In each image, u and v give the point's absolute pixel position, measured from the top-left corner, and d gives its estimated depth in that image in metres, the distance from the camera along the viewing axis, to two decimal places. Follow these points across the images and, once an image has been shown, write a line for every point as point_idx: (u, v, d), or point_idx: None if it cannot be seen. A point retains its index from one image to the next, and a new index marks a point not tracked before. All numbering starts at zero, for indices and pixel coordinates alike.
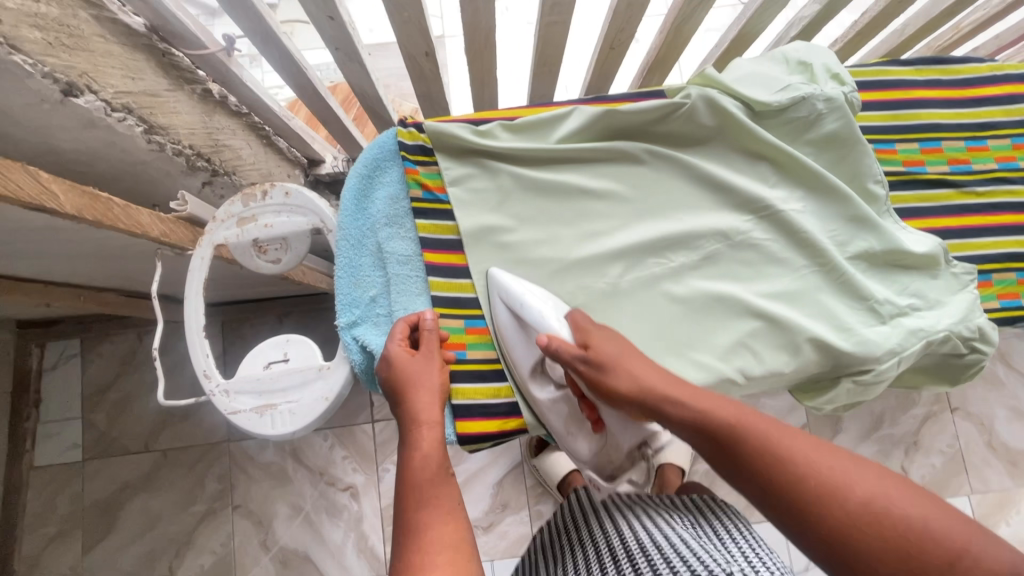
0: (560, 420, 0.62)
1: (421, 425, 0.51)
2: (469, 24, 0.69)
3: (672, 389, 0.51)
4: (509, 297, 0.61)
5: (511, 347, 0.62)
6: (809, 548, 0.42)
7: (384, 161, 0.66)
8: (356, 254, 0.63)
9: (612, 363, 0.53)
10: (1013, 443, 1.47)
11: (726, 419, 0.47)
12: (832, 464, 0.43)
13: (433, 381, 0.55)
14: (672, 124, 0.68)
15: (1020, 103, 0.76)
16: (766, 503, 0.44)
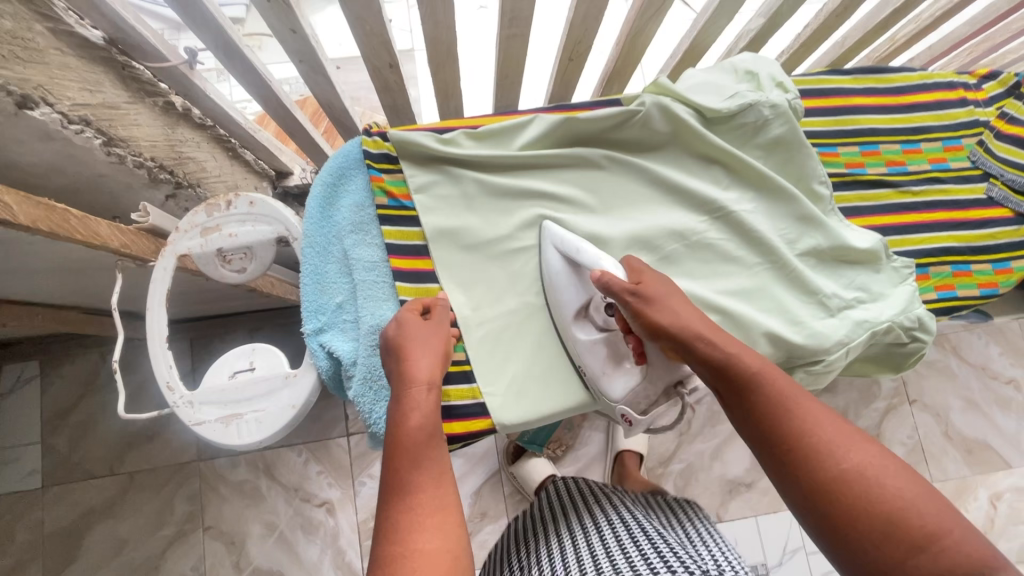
0: (599, 360, 0.62)
1: (418, 385, 0.53)
2: (430, 37, 0.71)
3: (710, 330, 0.56)
4: (564, 242, 0.64)
5: (557, 289, 0.65)
6: (797, 495, 0.49)
7: (349, 169, 0.66)
8: (321, 261, 0.63)
9: (657, 297, 0.58)
10: (968, 432, 1.54)
11: (751, 366, 0.54)
12: (836, 430, 0.49)
13: (437, 347, 0.57)
14: (629, 130, 0.70)
15: (948, 109, 0.82)
16: (772, 443, 0.51)
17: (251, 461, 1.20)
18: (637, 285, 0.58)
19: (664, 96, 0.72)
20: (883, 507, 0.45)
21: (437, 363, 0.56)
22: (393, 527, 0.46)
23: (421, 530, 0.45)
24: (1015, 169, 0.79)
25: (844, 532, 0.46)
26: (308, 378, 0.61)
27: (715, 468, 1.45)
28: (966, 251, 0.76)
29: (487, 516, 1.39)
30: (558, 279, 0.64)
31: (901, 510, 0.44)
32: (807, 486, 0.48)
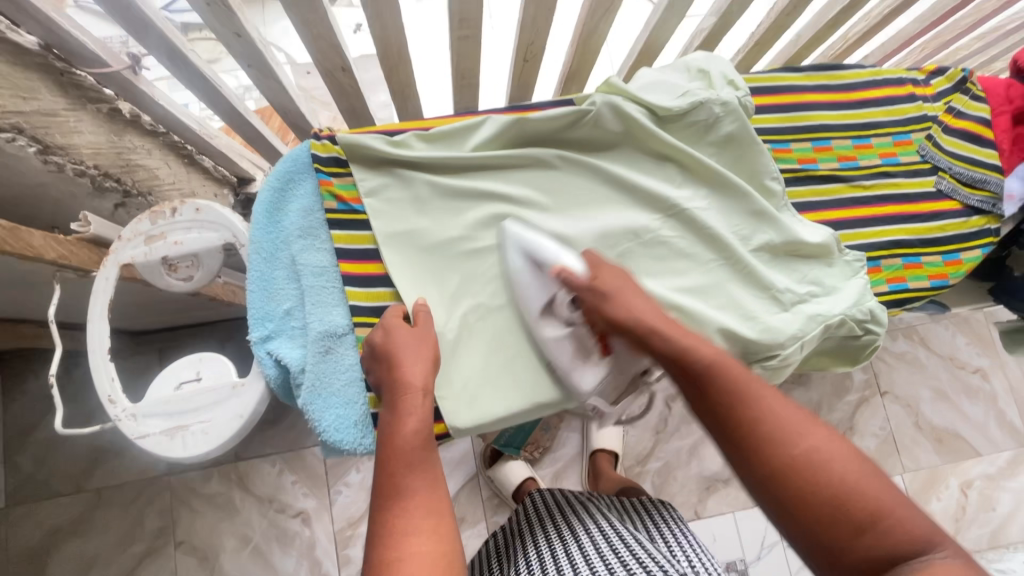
0: (566, 353, 0.65)
1: (410, 391, 0.55)
2: (380, 39, 0.71)
3: (663, 324, 0.59)
4: (525, 242, 0.65)
5: (521, 288, 0.66)
6: (750, 479, 0.51)
7: (298, 173, 0.65)
8: (268, 268, 0.63)
9: (612, 292, 0.61)
10: (938, 422, 1.57)
11: (705, 355, 0.55)
12: (789, 418, 0.51)
13: (426, 353, 0.58)
14: (581, 130, 0.70)
15: (898, 104, 0.84)
16: (726, 433, 0.53)
17: (222, 473, 1.18)
18: (593, 280, 0.62)
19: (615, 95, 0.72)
20: (828, 491, 0.47)
21: (429, 369, 0.57)
22: (388, 529, 0.47)
23: (413, 536, 0.46)
24: (962, 163, 0.80)
25: (794, 517, 0.48)
26: (255, 388, 0.60)
27: (693, 466, 1.46)
28: (916, 243, 0.77)
29: (466, 521, 1.38)
30: (522, 280, 0.65)
31: (845, 493, 0.46)
32: (760, 474, 0.50)
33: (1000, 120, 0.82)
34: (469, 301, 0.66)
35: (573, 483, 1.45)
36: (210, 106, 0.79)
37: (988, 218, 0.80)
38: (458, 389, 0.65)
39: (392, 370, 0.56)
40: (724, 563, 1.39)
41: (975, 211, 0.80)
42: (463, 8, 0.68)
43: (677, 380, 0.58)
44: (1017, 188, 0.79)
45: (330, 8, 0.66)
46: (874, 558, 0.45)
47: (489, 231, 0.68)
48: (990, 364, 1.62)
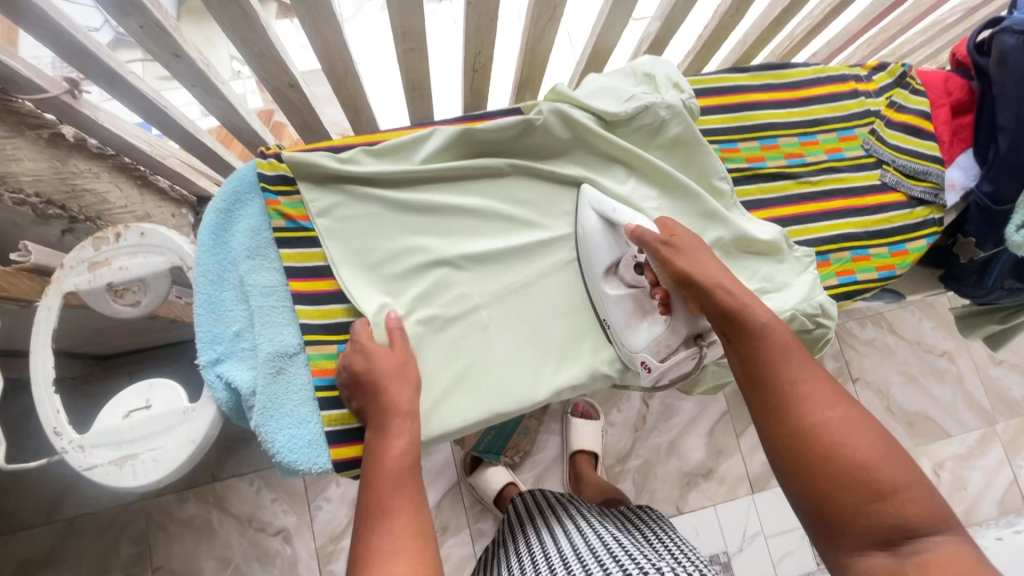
0: (622, 312, 0.67)
1: (400, 416, 0.56)
2: (324, 55, 0.71)
3: (731, 284, 0.60)
4: (601, 203, 0.68)
5: (592, 245, 0.68)
6: (775, 433, 0.55)
7: (244, 193, 0.65)
8: (216, 290, 0.62)
9: (681, 248, 0.62)
10: (909, 406, 1.61)
11: (763, 318, 0.58)
12: (823, 390, 0.55)
13: (412, 377, 0.60)
14: (530, 138, 0.71)
15: (841, 101, 0.87)
16: (759, 390, 0.58)
17: (199, 495, 1.15)
18: (670, 237, 0.63)
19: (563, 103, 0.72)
20: (852, 459, 0.50)
21: (412, 394, 0.58)
22: (374, 547, 0.49)
23: (397, 558, 0.47)
24: (906, 155, 0.82)
25: (813, 477, 0.52)
26: (207, 412, 0.59)
27: (672, 462, 1.47)
28: (864, 236, 0.79)
29: (450, 529, 1.38)
30: (594, 237, 0.68)
31: (868, 464, 0.50)
32: (791, 431, 0.54)
33: (940, 113, 0.84)
34: (423, 315, 0.66)
35: (554, 485, 1.45)
36: (159, 128, 0.78)
37: (931, 207, 0.83)
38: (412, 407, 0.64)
39: (375, 392, 0.57)
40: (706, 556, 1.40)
41: (919, 201, 0.83)
42: (407, 22, 0.68)
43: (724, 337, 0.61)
44: (958, 177, 0.82)
45: (270, 27, 0.66)
46: (885, 525, 0.48)
47: (444, 241, 0.68)
48: (955, 347, 1.66)
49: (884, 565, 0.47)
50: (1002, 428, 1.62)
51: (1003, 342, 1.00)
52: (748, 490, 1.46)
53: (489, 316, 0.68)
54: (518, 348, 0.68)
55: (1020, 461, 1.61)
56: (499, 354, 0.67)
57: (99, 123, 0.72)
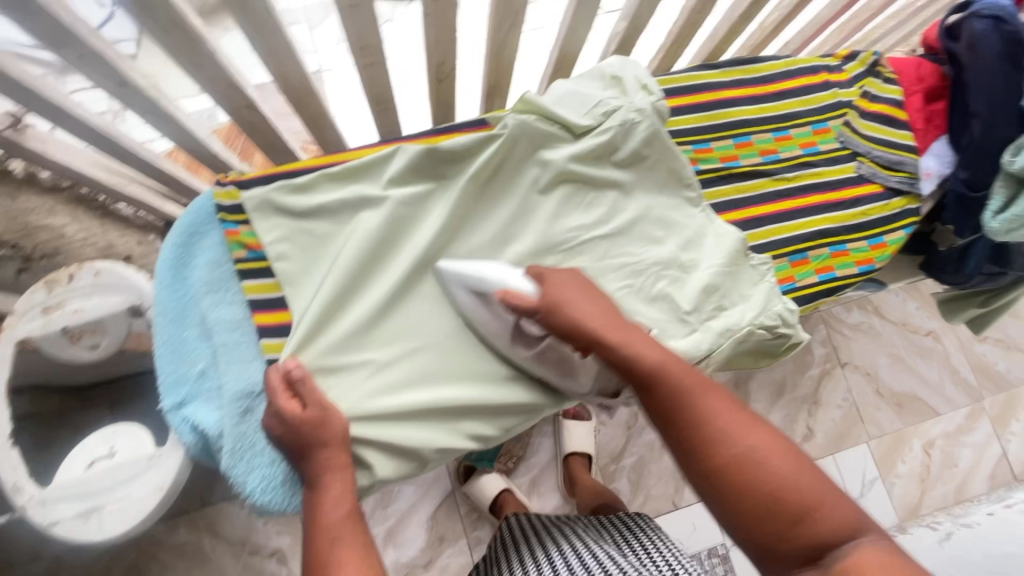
0: (550, 370, 0.64)
1: (333, 469, 0.53)
2: (278, 75, 0.68)
3: (604, 329, 0.58)
4: (463, 278, 0.61)
5: (480, 322, 0.63)
6: (695, 477, 0.55)
7: (202, 225, 0.63)
8: (178, 329, 0.60)
9: (553, 305, 0.59)
10: (897, 387, 1.61)
11: (652, 362, 0.57)
12: (727, 421, 0.54)
13: (337, 428, 0.54)
14: (501, 154, 0.67)
15: (814, 94, 0.86)
16: (671, 434, 0.56)
17: (189, 521, 1.12)
18: (540, 295, 0.59)
19: (533, 112, 0.69)
20: (771, 490, 0.51)
21: (342, 447, 0.54)
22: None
23: None
24: (880, 146, 0.82)
25: (735, 512, 0.52)
26: (174, 456, 0.57)
27: (666, 457, 1.46)
28: (842, 231, 0.78)
29: (447, 538, 1.36)
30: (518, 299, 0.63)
31: (785, 492, 0.51)
32: (704, 471, 0.54)
33: (913, 99, 0.83)
34: (378, 345, 0.61)
35: (550, 489, 1.43)
36: (113, 155, 0.75)
37: (907, 198, 0.82)
38: (372, 441, 0.58)
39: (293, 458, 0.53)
40: (704, 550, 1.40)
41: (896, 191, 0.82)
42: (363, 37, 0.66)
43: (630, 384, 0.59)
44: (933, 165, 0.81)
45: (218, 49, 0.63)
46: (810, 543, 0.50)
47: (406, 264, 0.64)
48: (941, 326, 1.66)
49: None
50: (989, 404, 1.64)
51: (985, 325, 0.99)
52: None
53: (457, 341, 0.63)
54: (486, 376, 0.63)
55: (1008, 434, 1.62)
56: (464, 384, 0.62)
57: (51, 156, 0.69)
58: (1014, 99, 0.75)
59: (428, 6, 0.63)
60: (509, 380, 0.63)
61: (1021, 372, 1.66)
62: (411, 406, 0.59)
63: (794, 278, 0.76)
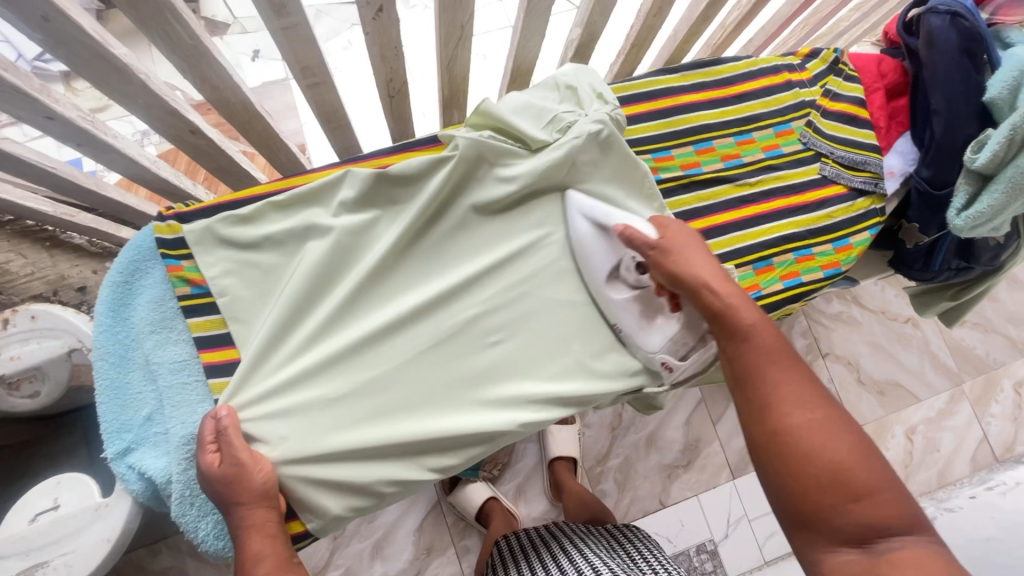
0: (632, 316, 0.66)
1: (252, 527, 0.52)
2: (217, 100, 0.66)
3: (714, 281, 0.60)
4: (592, 212, 0.66)
5: (589, 254, 0.67)
6: (759, 436, 0.54)
7: (143, 261, 0.60)
8: (120, 373, 0.58)
9: (670, 249, 0.62)
10: (878, 375, 1.62)
11: (747, 319, 0.58)
12: (805, 394, 0.53)
13: (256, 483, 0.53)
14: (454, 178, 0.65)
15: (775, 94, 0.85)
16: (746, 392, 0.56)
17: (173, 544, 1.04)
18: (661, 239, 0.63)
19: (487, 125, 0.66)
20: (823, 463, 0.50)
21: (263, 504, 0.53)
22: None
23: None
24: (843, 146, 0.80)
25: (792, 475, 0.51)
26: (119, 506, 0.55)
27: (652, 456, 1.43)
28: (806, 235, 0.78)
29: (435, 551, 1.31)
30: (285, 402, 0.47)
31: (845, 468, 0.49)
32: (771, 430, 0.53)
33: (874, 97, 0.83)
34: (331, 378, 0.60)
35: (536, 494, 1.38)
36: (52, 187, 0.72)
37: (872, 198, 0.81)
38: (322, 480, 0.57)
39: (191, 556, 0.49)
40: (693, 547, 1.37)
41: (860, 192, 0.81)
42: (302, 59, 0.64)
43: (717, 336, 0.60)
44: (897, 164, 0.81)
45: (151, 77, 0.61)
46: (857, 524, 0.48)
47: (360, 295, 0.62)
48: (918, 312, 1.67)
49: (854, 562, 0.48)
50: (969, 387, 1.65)
51: (958, 317, 0.99)
52: (729, 476, 1.43)
53: (417, 371, 0.62)
54: (448, 406, 0.62)
55: (987, 417, 1.64)
56: (424, 415, 0.61)
57: None
58: (975, 95, 0.73)
59: (366, 25, 0.61)
60: (472, 408, 0.62)
61: (999, 354, 1.68)
62: (371, 441, 0.58)
63: (758, 285, 0.76)
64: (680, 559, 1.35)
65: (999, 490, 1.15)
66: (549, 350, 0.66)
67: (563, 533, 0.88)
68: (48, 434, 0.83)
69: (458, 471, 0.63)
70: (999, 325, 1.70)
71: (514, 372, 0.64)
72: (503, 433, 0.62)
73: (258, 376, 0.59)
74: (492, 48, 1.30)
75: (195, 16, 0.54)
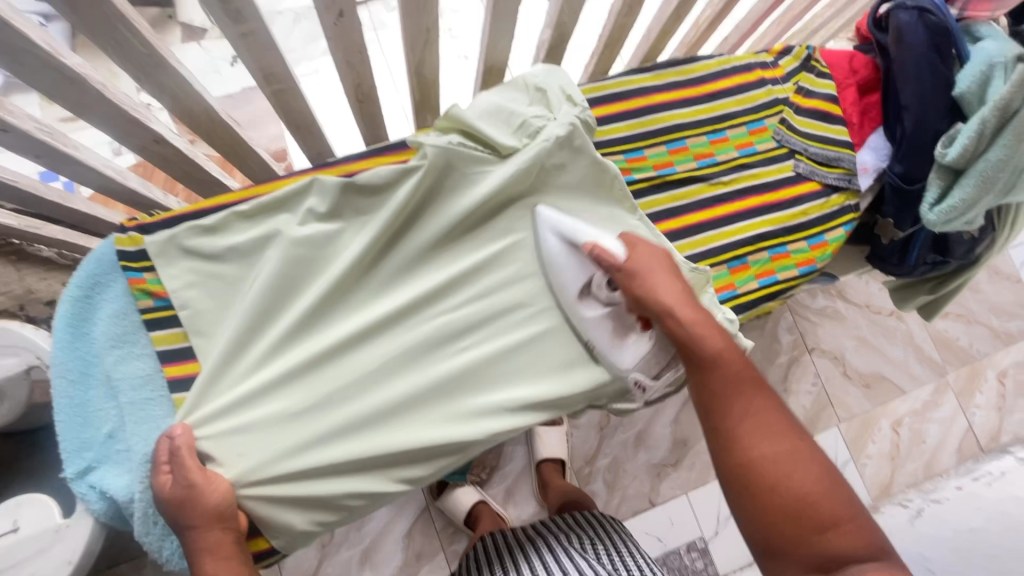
0: (605, 334, 0.66)
1: (207, 550, 0.52)
2: (179, 107, 0.65)
3: (681, 309, 0.62)
4: (560, 226, 0.65)
5: (556, 271, 0.66)
6: (725, 467, 0.56)
7: (103, 275, 0.59)
8: (80, 390, 0.57)
9: (641, 273, 0.63)
10: (864, 368, 1.62)
11: (714, 349, 0.60)
12: (769, 423, 0.56)
13: (210, 506, 0.53)
14: (421, 184, 0.63)
15: (748, 92, 0.84)
16: (713, 423, 0.58)
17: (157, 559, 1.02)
18: (627, 261, 0.63)
19: (456, 130, 0.66)
20: (791, 494, 0.52)
21: (217, 526, 0.53)
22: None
23: None
24: (816, 143, 0.81)
25: (758, 505, 0.53)
26: (81, 527, 0.55)
27: (641, 455, 1.42)
28: (781, 233, 0.78)
29: (424, 557, 1.30)
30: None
31: (810, 498, 0.52)
32: (737, 460, 0.55)
33: (846, 94, 0.83)
34: (295, 390, 0.59)
35: (525, 496, 1.37)
36: (12, 200, 0.70)
37: (845, 194, 0.81)
38: (282, 496, 0.57)
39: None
40: (683, 545, 1.37)
41: (834, 188, 0.81)
42: (265, 65, 0.63)
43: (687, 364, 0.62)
44: (870, 159, 0.81)
45: (108, 87, 0.59)
46: (823, 552, 0.50)
47: (323, 307, 0.61)
48: None
49: None
50: (954, 378, 1.66)
51: (935, 311, 0.99)
52: None
53: (383, 383, 0.61)
54: (414, 418, 0.61)
55: (973, 407, 1.65)
56: (390, 428, 0.60)
57: None
58: (945, 91, 0.73)
59: (328, 30, 0.60)
60: (439, 419, 0.62)
61: (983, 344, 1.69)
62: (337, 458, 0.58)
63: (734, 285, 0.76)
64: (671, 557, 1.36)
65: (984, 481, 1.15)
66: (520, 357, 0.66)
67: (547, 527, 0.87)
68: (23, 450, 0.79)
69: (424, 481, 0.62)
70: (983, 316, 1.71)
71: (483, 382, 0.64)
72: (471, 444, 0.62)
73: (219, 389, 0.58)
74: (469, 51, 1.30)
75: (147, 23, 0.53)
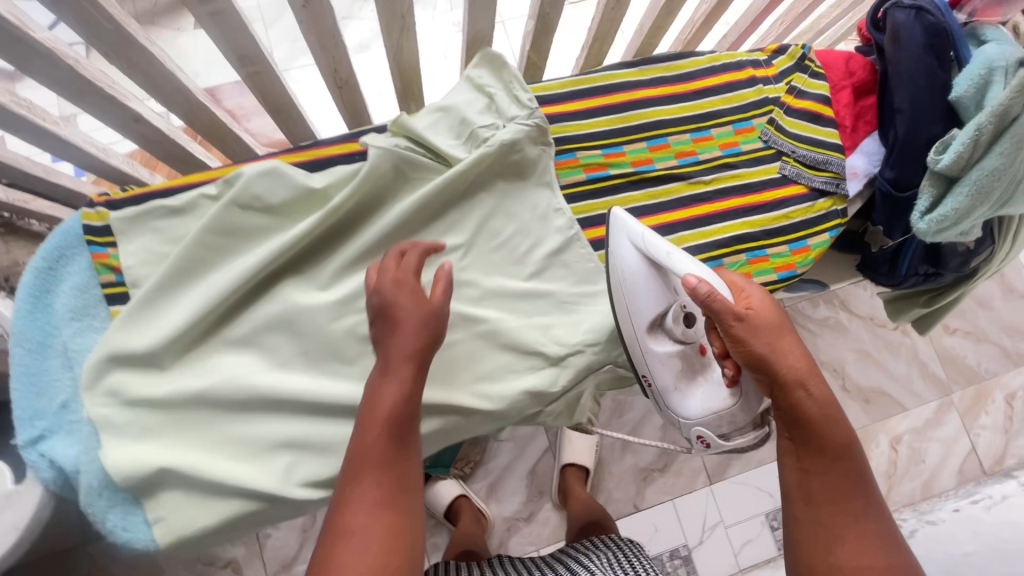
0: (674, 374, 0.88)
1: (388, 372, 0.70)
2: (153, 80, 0.68)
3: (802, 373, 0.74)
4: (637, 240, 0.85)
5: (636, 294, 0.86)
6: (802, 543, 0.72)
7: (67, 249, 0.84)
8: (38, 358, 0.80)
9: (752, 328, 0.75)
10: (864, 382, 1.58)
11: (842, 440, 0.73)
12: (880, 530, 0.70)
13: (417, 316, 0.72)
14: (366, 180, 0.89)
15: (736, 92, 0.99)
16: (806, 505, 0.73)
17: None
18: (746, 313, 0.75)
19: (404, 132, 0.91)
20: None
21: (410, 362, 0.70)
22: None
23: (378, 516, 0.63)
24: (804, 144, 0.94)
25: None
26: (30, 494, 0.73)
27: (627, 459, 1.40)
28: (761, 234, 0.93)
29: None
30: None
31: None
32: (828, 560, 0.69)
33: (842, 96, 0.95)
34: (243, 331, 0.86)
35: (508, 495, 1.35)
36: None
37: (833, 198, 0.94)
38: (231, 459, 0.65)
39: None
40: (665, 552, 1.34)
41: (822, 192, 0.94)
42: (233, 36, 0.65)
43: (793, 441, 0.75)
44: (860, 164, 0.92)
45: (78, 61, 0.66)
46: None
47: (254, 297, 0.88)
48: None
49: None
50: (959, 397, 1.60)
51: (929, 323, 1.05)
52: (706, 481, 1.40)
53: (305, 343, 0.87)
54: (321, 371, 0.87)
55: (977, 428, 1.59)
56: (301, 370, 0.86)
57: None
58: (941, 94, 0.81)
59: (299, 11, 0.65)
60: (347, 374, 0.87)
61: (992, 363, 1.63)
62: (266, 387, 0.83)
63: None
64: (653, 564, 1.33)
65: (984, 504, 1.10)
66: None
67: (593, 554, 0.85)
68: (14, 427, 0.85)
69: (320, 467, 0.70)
70: (992, 334, 1.65)
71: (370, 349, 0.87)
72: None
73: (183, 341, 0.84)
74: None
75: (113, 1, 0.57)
